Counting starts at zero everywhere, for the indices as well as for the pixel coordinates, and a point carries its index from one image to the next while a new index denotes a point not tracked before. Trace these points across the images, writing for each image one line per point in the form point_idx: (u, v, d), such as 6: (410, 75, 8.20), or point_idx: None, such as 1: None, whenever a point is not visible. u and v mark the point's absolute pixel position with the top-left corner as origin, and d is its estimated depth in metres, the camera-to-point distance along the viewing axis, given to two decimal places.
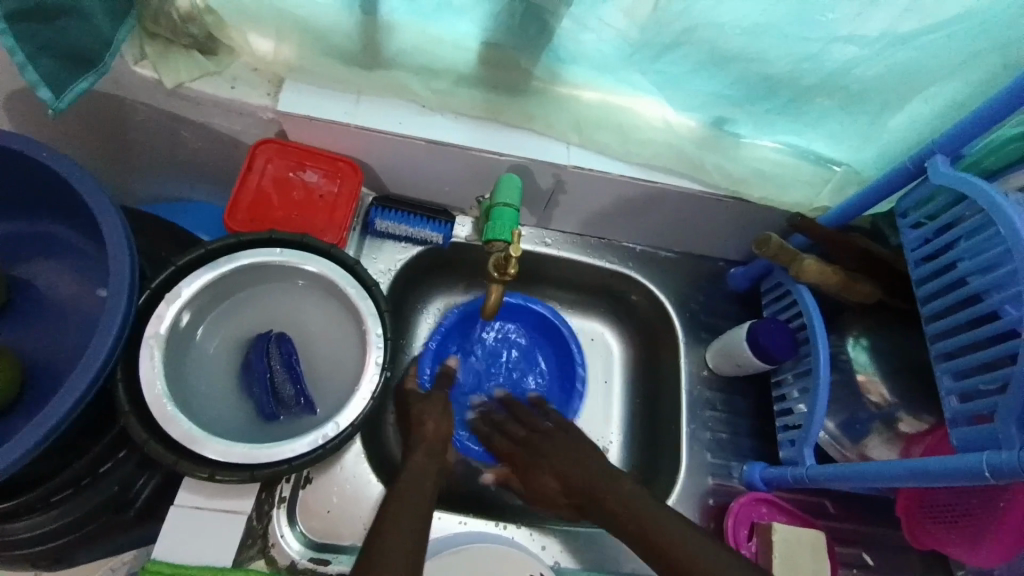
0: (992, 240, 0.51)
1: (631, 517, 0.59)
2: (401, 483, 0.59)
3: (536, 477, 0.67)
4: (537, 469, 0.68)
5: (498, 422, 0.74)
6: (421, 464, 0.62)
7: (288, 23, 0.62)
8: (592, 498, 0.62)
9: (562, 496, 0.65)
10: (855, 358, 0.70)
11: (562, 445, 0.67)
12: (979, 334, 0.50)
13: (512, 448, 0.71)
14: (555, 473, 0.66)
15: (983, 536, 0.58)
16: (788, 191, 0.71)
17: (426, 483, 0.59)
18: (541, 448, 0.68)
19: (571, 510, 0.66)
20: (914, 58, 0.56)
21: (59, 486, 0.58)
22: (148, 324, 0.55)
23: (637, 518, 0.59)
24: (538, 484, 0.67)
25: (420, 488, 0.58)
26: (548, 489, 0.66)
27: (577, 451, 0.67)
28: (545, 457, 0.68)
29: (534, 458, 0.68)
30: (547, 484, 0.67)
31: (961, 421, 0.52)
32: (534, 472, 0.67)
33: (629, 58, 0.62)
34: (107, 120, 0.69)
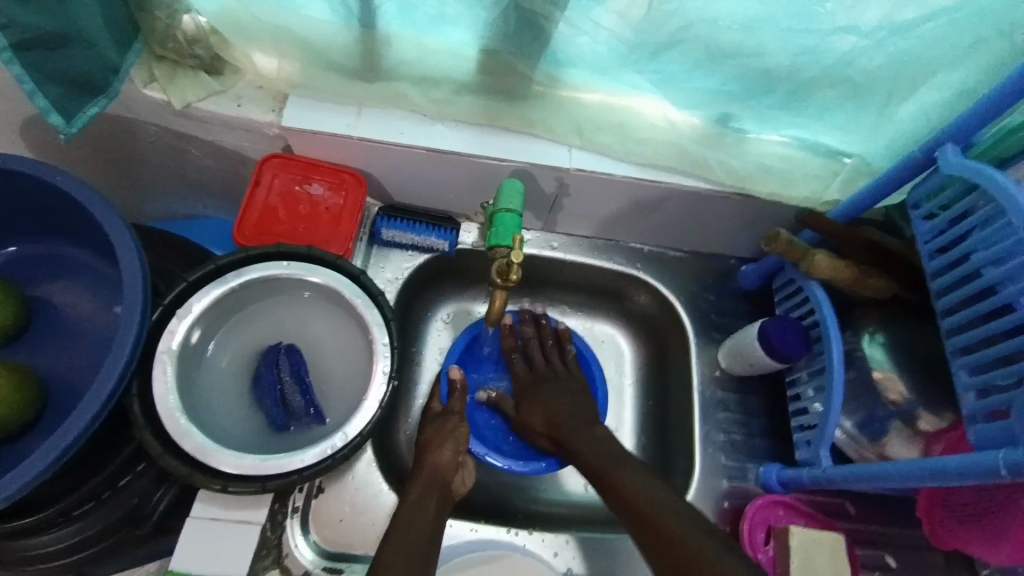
0: (1005, 231, 0.49)
1: (607, 466, 0.63)
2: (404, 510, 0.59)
3: (534, 401, 0.74)
4: (534, 400, 0.74)
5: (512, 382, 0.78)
6: (423, 491, 0.61)
7: (288, 40, 0.63)
8: (571, 442, 0.68)
9: (546, 423, 0.72)
10: (871, 356, 0.69)
11: (558, 395, 0.73)
12: (995, 328, 0.48)
13: (519, 380, 0.78)
14: (552, 407, 0.72)
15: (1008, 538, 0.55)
16: (796, 186, 0.69)
17: (425, 513, 0.59)
18: (544, 386, 0.75)
19: (548, 442, 0.73)
20: (918, 46, 0.55)
21: (81, 499, 0.60)
22: (160, 340, 0.56)
23: (612, 472, 0.62)
24: (528, 413, 0.74)
25: (421, 518, 0.58)
26: (535, 421, 0.73)
27: (575, 401, 0.72)
28: (548, 395, 0.74)
29: (535, 391, 0.75)
30: (537, 416, 0.73)
31: (979, 417, 0.50)
32: (540, 394, 0.74)
33: (625, 59, 0.61)
34: (120, 142, 0.72)
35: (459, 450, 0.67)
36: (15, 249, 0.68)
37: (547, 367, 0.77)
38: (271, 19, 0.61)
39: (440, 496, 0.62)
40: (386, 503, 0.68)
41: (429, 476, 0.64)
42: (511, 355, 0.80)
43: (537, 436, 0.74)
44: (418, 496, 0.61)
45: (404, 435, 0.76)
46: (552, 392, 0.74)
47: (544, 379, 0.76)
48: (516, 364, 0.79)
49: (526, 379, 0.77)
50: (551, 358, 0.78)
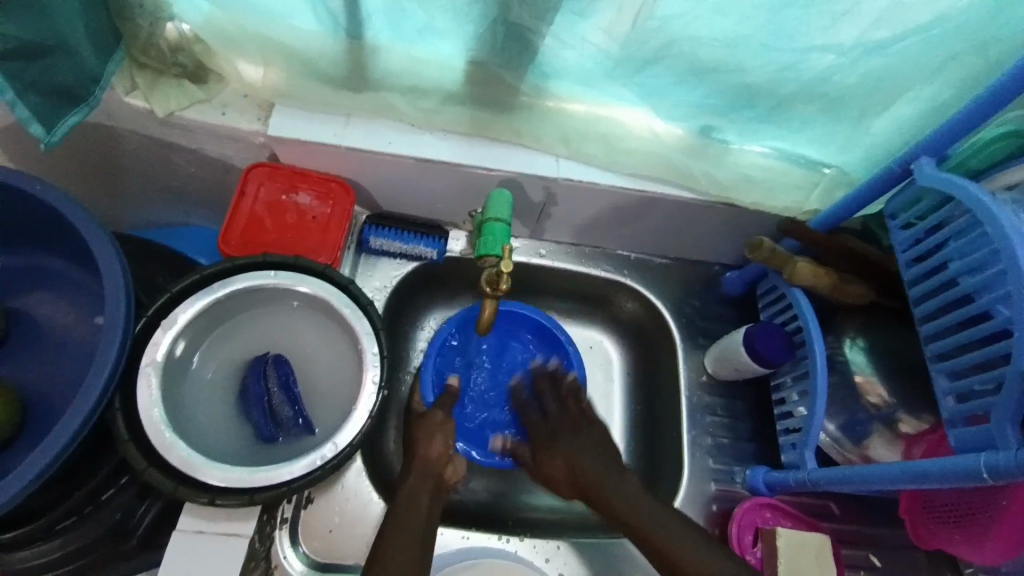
0: (980, 240, 0.51)
1: (649, 524, 0.61)
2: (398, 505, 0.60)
3: (568, 452, 0.70)
4: (556, 449, 0.71)
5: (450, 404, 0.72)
6: (415, 484, 0.62)
7: (274, 49, 0.63)
8: (597, 496, 0.66)
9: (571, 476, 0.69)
10: (852, 360, 0.70)
11: (577, 442, 0.71)
12: (973, 334, 0.50)
13: (540, 425, 0.74)
14: (575, 454, 0.70)
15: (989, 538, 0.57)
16: (777, 195, 0.71)
17: (418, 509, 0.60)
18: (571, 434, 0.72)
19: (572, 492, 0.70)
20: (894, 62, 0.56)
21: (63, 514, 0.59)
22: (144, 352, 0.55)
23: (648, 526, 0.61)
24: (549, 466, 0.70)
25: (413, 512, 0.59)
26: (556, 474, 0.70)
27: (603, 446, 0.71)
28: (570, 446, 0.71)
29: (555, 438, 0.72)
30: (557, 469, 0.70)
31: (958, 421, 0.51)
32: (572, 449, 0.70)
33: (611, 72, 0.62)
34: (100, 151, 0.70)
35: (449, 441, 0.67)
36: None
37: (568, 414, 0.74)
38: (257, 29, 0.61)
39: (433, 488, 0.63)
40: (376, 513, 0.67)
41: (420, 470, 0.64)
42: (523, 407, 0.78)
43: (554, 484, 0.71)
44: (410, 492, 0.62)
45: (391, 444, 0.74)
46: (581, 440, 0.71)
47: (584, 427, 0.73)
48: (540, 406, 0.77)
49: (543, 427, 0.74)
50: (566, 404, 0.75)
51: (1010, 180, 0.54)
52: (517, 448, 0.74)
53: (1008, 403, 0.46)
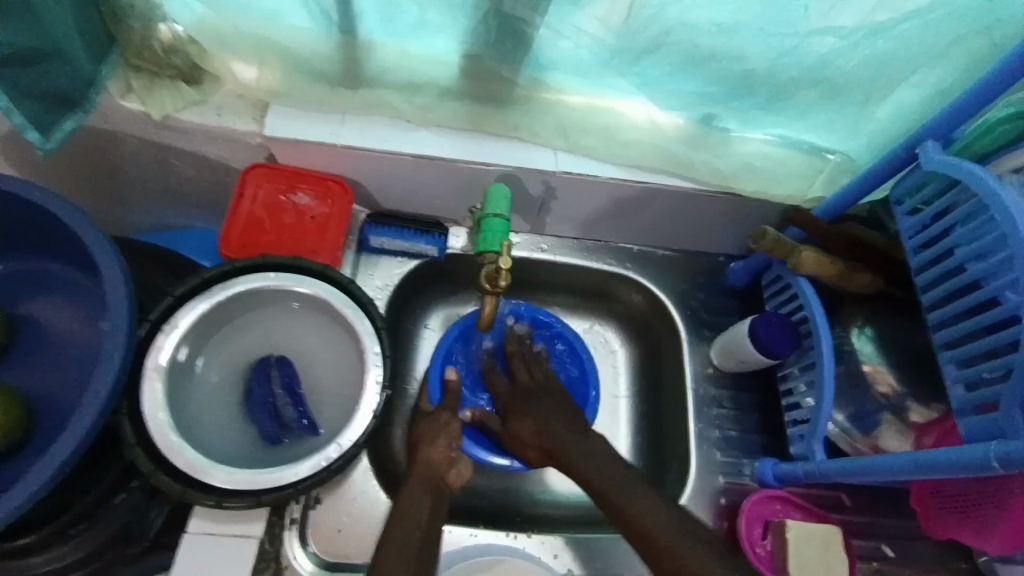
0: (989, 225, 0.50)
1: (608, 481, 0.61)
2: (397, 504, 0.59)
3: (529, 412, 0.70)
4: (521, 410, 0.71)
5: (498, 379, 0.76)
6: (416, 486, 0.61)
7: (267, 48, 0.63)
8: (567, 460, 0.65)
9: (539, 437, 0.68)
10: (860, 349, 0.69)
11: (556, 407, 0.70)
12: (983, 321, 0.49)
13: (507, 390, 0.75)
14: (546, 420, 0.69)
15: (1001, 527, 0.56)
16: (781, 183, 0.70)
17: (419, 511, 0.58)
18: (531, 396, 0.72)
19: (538, 454, 0.69)
20: (897, 44, 0.55)
21: (73, 518, 0.59)
22: (147, 356, 0.55)
23: (615, 492, 0.60)
24: (516, 423, 0.70)
25: (418, 515, 0.58)
26: (523, 432, 0.69)
27: (568, 411, 0.70)
28: (532, 406, 0.71)
29: (517, 401, 0.72)
30: (524, 427, 0.69)
31: (969, 410, 0.50)
32: (527, 410, 0.70)
33: (607, 63, 0.61)
34: (98, 155, 0.70)
35: (453, 446, 0.65)
36: None
37: (533, 380, 0.74)
38: (249, 28, 0.61)
39: (434, 493, 0.61)
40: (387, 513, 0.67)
41: (422, 472, 0.63)
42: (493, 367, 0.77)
43: (524, 447, 0.69)
44: (408, 497, 0.59)
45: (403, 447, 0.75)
46: (544, 405, 0.70)
47: (541, 393, 0.72)
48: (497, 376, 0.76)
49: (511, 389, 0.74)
50: (534, 371, 0.74)
51: (1018, 162, 0.53)
52: (486, 419, 0.73)
53: (1020, 390, 0.45)
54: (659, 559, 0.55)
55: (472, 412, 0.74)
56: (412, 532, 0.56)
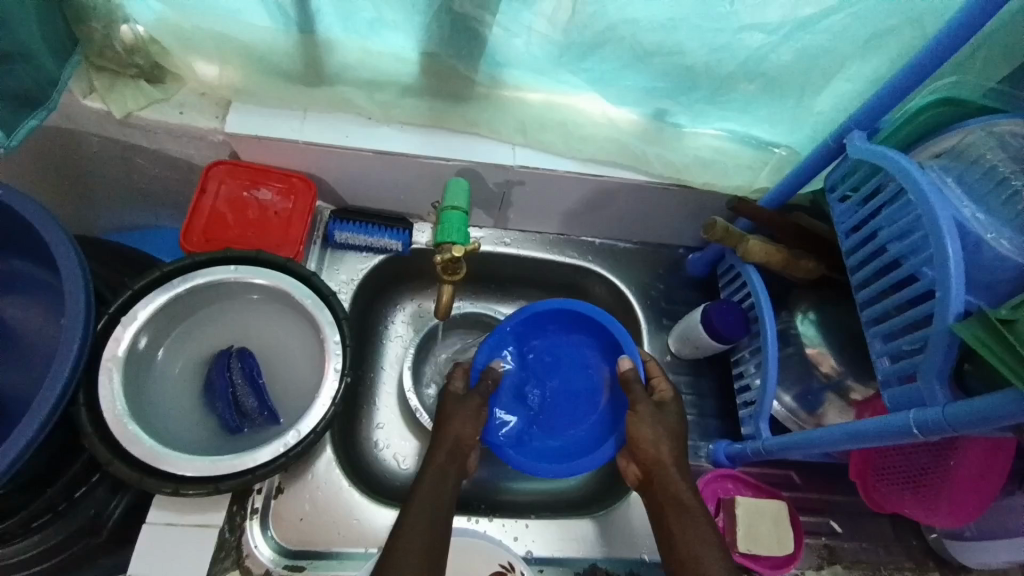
0: (906, 210, 0.53)
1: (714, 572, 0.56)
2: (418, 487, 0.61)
3: (636, 429, 0.65)
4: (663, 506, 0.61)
5: (637, 413, 0.66)
6: (439, 470, 0.62)
7: (227, 46, 0.65)
8: (680, 549, 0.58)
9: (652, 452, 0.64)
10: (803, 332, 0.73)
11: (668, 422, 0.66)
12: (902, 298, 0.52)
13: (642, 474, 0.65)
14: (664, 435, 0.65)
15: (945, 497, 0.61)
16: (730, 176, 0.73)
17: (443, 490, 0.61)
18: (657, 511, 0.62)
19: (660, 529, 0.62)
20: (825, 38, 0.59)
21: (36, 512, 0.60)
22: (105, 347, 0.56)
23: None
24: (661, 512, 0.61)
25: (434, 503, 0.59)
26: (662, 518, 0.61)
27: (698, 521, 0.59)
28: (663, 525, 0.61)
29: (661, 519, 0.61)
30: (665, 514, 0.61)
31: (893, 381, 0.53)
32: (633, 424, 0.65)
33: (559, 60, 0.64)
34: (64, 155, 0.71)
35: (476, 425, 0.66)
36: None
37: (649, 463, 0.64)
38: (210, 27, 0.62)
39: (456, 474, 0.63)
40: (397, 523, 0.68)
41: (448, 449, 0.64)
42: (637, 427, 0.65)
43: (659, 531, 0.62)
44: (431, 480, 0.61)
45: (375, 433, 0.77)
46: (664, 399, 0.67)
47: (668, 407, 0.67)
48: (641, 430, 0.65)
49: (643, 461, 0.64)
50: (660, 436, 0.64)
51: (940, 148, 0.56)
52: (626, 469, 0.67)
53: (932, 361, 0.48)
54: None
55: (631, 476, 0.67)
56: (419, 540, 0.56)
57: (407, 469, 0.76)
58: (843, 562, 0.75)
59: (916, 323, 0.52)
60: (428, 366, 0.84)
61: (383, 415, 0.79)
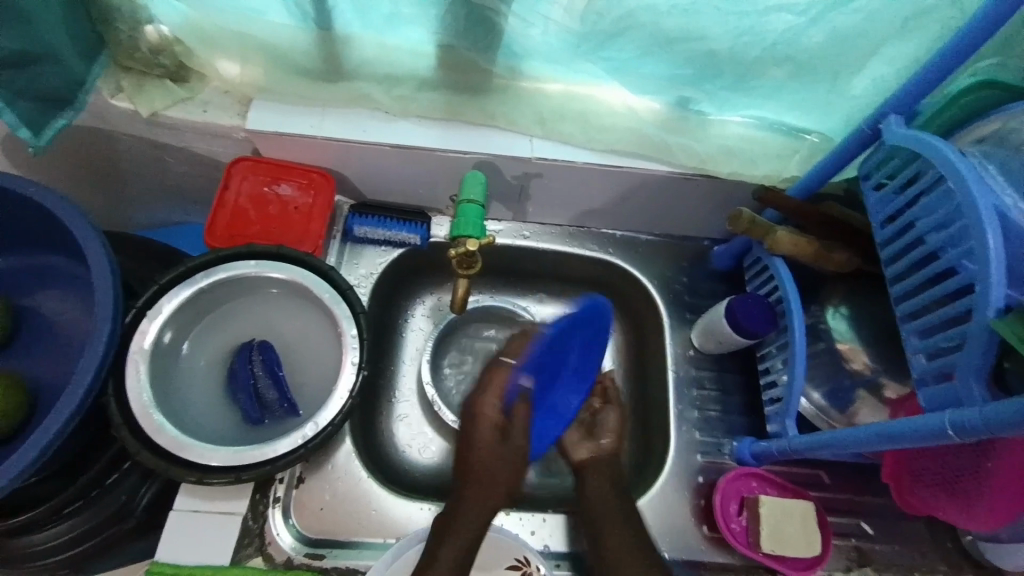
0: (945, 198, 0.50)
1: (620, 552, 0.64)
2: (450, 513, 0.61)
3: (603, 417, 0.73)
4: (596, 478, 0.69)
5: (609, 400, 0.75)
6: (473, 498, 0.62)
7: (248, 44, 0.65)
8: (597, 523, 0.66)
9: (610, 435, 0.73)
10: (835, 327, 0.71)
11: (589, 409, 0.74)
12: (939, 292, 0.49)
13: (587, 453, 0.71)
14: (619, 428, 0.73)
15: (983, 505, 0.57)
16: (758, 164, 0.70)
17: (469, 523, 0.60)
18: (594, 492, 0.68)
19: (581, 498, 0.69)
20: (859, 17, 0.55)
21: (71, 497, 0.62)
22: (132, 340, 0.58)
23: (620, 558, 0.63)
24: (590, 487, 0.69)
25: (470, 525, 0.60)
26: (592, 492, 0.68)
27: (625, 500, 0.68)
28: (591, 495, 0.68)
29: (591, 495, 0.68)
30: (593, 488, 0.68)
31: (929, 379, 0.51)
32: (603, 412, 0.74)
33: (576, 48, 0.63)
34: (96, 154, 0.74)
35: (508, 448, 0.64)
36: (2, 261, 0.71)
37: (605, 443, 0.72)
38: (230, 25, 0.63)
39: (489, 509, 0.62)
40: (416, 517, 0.68)
41: (478, 482, 0.62)
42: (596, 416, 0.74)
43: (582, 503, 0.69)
44: (461, 510, 0.61)
45: (395, 425, 0.78)
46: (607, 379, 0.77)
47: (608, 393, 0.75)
48: (606, 416, 0.74)
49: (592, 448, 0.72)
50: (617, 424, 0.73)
51: (983, 132, 0.53)
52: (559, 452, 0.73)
53: (970, 359, 0.45)
54: None
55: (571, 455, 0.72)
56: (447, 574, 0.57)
57: (426, 461, 0.76)
58: (874, 566, 0.72)
59: (954, 318, 0.49)
60: (448, 359, 0.84)
61: (403, 408, 0.79)
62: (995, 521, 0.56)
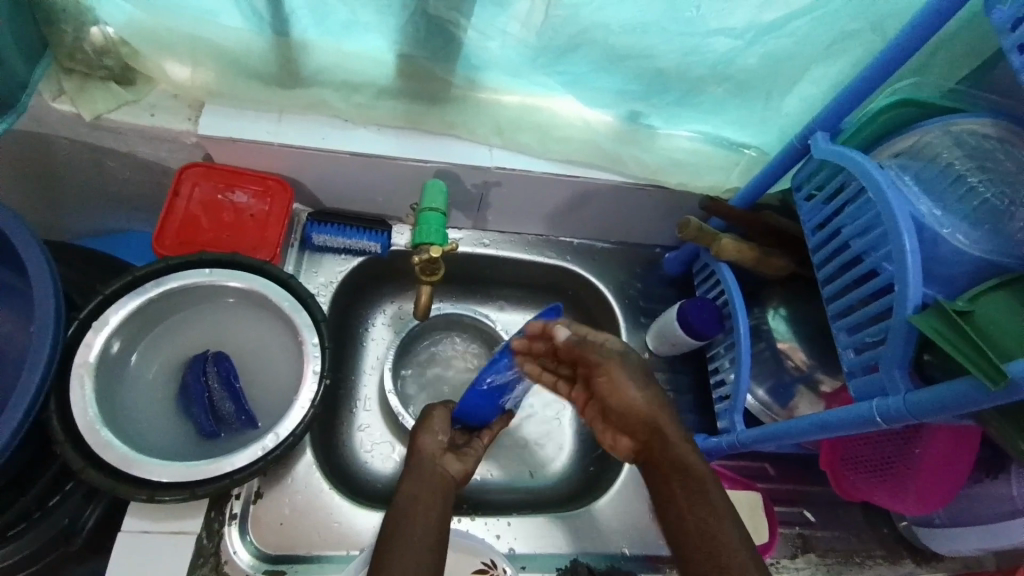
0: (866, 207, 0.55)
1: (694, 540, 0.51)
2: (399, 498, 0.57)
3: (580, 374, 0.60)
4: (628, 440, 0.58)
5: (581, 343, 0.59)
6: (418, 477, 0.60)
7: (200, 48, 0.64)
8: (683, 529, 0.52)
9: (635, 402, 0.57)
10: (775, 327, 0.75)
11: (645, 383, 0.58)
12: (864, 292, 0.54)
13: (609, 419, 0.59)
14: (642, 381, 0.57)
15: (912, 483, 0.63)
16: (702, 176, 0.75)
17: (426, 501, 0.57)
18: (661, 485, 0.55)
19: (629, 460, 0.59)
20: (790, 42, 0.60)
21: (10, 520, 0.58)
22: (77, 353, 0.55)
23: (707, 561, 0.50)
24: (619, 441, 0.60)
25: (429, 506, 0.56)
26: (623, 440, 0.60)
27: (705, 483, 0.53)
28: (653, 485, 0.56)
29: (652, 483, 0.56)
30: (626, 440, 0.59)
31: (857, 372, 0.55)
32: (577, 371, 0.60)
33: (533, 62, 0.65)
34: (29, 158, 0.70)
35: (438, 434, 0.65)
36: None
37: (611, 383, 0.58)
38: (181, 28, 0.62)
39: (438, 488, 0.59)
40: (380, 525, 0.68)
41: (418, 463, 0.62)
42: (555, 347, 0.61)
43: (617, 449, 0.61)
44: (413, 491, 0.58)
45: (356, 435, 0.77)
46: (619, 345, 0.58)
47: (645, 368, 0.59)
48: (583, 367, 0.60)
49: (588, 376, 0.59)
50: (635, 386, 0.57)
51: (900, 148, 0.59)
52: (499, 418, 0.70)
53: (892, 352, 0.50)
54: None
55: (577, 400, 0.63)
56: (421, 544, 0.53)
57: (389, 471, 0.76)
58: (817, 551, 0.77)
59: (877, 316, 0.54)
60: (409, 367, 0.84)
61: (364, 418, 0.78)
62: (922, 496, 0.63)
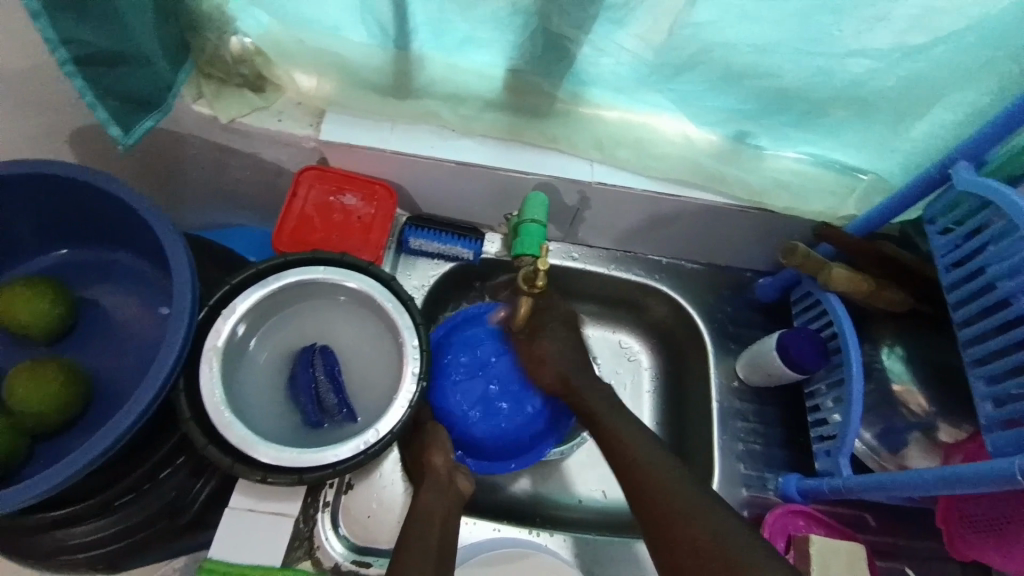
0: (1020, 244, 0.50)
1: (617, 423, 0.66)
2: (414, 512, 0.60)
3: (541, 349, 0.74)
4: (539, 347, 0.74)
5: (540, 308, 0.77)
6: (429, 495, 0.62)
7: (326, 59, 0.68)
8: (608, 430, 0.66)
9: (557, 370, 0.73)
10: (890, 367, 0.70)
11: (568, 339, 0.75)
12: (1012, 338, 0.49)
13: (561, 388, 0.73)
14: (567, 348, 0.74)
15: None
16: (812, 201, 0.72)
17: (433, 520, 0.59)
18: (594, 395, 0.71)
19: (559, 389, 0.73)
20: (933, 66, 0.56)
21: (122, 491, 0.63)
22: (207, 338, 0.60)
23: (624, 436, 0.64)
24: (540, 350, 0.74)
25: (426, 544, 0.56)
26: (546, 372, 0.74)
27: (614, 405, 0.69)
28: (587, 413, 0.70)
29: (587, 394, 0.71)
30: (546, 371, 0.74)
31: (997, 426, 0.51)
32: (541, 345, 0.74)
33: (646, 78, 0.64)
34: (166, 154, 0.76)
35: (450, 456, 0.67)
36: (66, 254, 0.73)
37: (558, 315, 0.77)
38: (314, 41, 0.66)
39: (447, 500, 0.62)
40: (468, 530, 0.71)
41: (432, 478, 0.64)
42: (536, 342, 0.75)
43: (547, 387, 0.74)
44: (427, 500, 0.62)
45: None
46: (565, 340, 0.75)
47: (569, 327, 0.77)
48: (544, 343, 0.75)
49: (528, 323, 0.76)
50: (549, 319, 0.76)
51: None
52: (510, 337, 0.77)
53: None
54: (667, 509, 0.56)
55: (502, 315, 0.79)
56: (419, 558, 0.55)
57: None
58: None
59: None
60: None
61: None
62: None
